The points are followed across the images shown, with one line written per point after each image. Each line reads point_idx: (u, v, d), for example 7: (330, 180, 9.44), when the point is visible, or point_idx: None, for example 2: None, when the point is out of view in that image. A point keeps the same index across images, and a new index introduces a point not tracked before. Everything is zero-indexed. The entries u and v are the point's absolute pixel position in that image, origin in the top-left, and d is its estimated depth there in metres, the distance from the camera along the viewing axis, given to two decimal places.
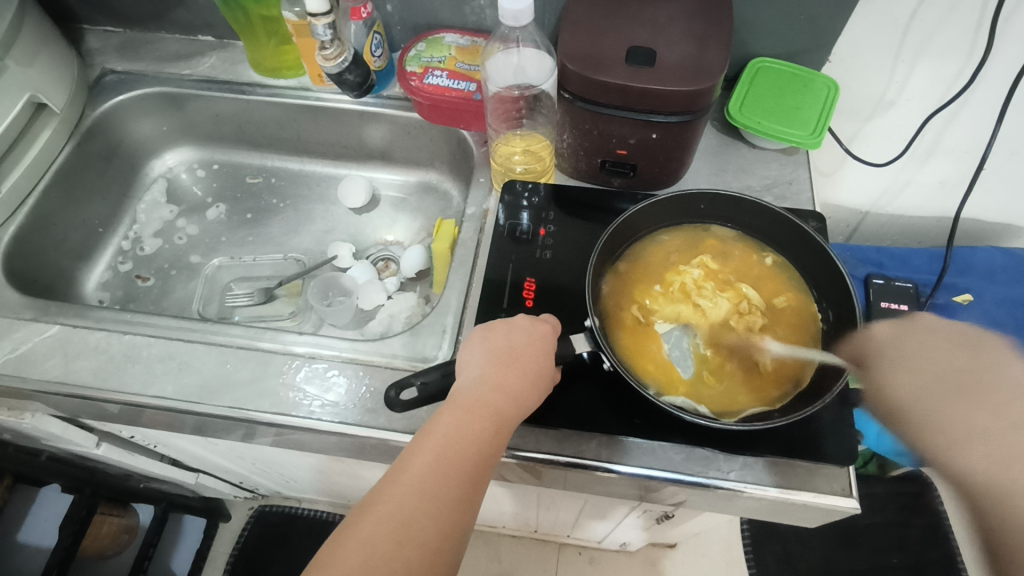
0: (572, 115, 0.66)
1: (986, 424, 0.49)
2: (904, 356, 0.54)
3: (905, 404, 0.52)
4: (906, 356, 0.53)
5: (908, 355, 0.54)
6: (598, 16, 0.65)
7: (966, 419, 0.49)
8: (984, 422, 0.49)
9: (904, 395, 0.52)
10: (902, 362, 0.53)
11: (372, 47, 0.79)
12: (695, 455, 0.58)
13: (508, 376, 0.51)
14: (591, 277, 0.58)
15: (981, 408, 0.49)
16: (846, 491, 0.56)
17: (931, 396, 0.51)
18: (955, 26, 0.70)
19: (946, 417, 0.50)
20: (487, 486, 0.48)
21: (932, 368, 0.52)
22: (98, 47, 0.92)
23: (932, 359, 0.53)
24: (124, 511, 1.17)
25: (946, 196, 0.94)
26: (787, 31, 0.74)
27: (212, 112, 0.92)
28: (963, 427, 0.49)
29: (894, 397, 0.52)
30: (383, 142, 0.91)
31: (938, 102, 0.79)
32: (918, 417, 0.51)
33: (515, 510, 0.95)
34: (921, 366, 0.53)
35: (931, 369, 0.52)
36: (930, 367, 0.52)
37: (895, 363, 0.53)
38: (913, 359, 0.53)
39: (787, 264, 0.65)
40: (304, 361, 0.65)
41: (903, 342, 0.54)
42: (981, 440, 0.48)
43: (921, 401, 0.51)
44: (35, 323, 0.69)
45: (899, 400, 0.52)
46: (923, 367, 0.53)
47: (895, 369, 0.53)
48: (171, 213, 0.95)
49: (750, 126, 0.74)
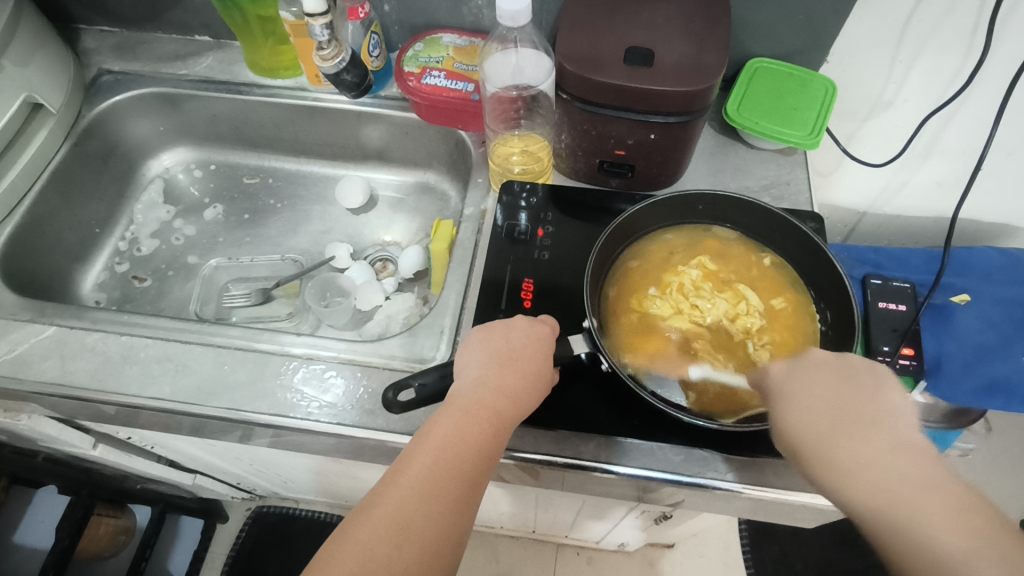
0: (570, 115, 0.66)
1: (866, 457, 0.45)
2: (795, 392, 0.51)
3: (801, 443, 0.48)
4: (800, 392, 0.51)
5: (801, 392, 0.51)
6: (596, 16, 0.65)
7: (854, 454, 0.45)
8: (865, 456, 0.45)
9: (795, 437, 0.48)
10: (791, 400, 0.51)
11: (370, 47, 0.79)
12: (694, 455, 0.58)
13: (508, 377, 0.51)
14: (590, 277, 0.58)
15: (863, 438, 0.46)
16: None
17: (820, 433, 0.48)
18: (953, 26, 0.70)
19: (833, 454, 0.46)
20: (486, 487, 0.48)
21: (824, 403, 0.49)
22: (94, 47, 0.91)
23: (824, 397, 0.49)
24: (121, 512, 1.17)
25: (943, 196, 0.94)
26: (784, 31, 0.75)
27: (209, 112, 0.92)
28: (846, 462, 0.45)
29: (789, 435, 0.49)
30: (381, 142, 0.91)
31: (936, 103, 0.79)
32: (812, 459, 0.47)
33: (513, 510, 0.95)
34: (813, 406, 0.49)
35: (820, 406, 0.49)
36: (816, 401, 0.49)
37: (787, 402, 0.51)
38: (804, 396, 0.50)
39: (786, 266, 0.65)
40: (302, 362, 0.65)
41: (794, 379, 0.52)
42: (863, 475, 0.44)
43: (809, 439, 0.48)
44: (32, 324, 0.68)
45: (792, 440, 0.49)
46: (813, 404, 0.49)
47: (787, 406, 0.50)
48: (168, 214, 0.95)
49: (748, 126, 0.74)
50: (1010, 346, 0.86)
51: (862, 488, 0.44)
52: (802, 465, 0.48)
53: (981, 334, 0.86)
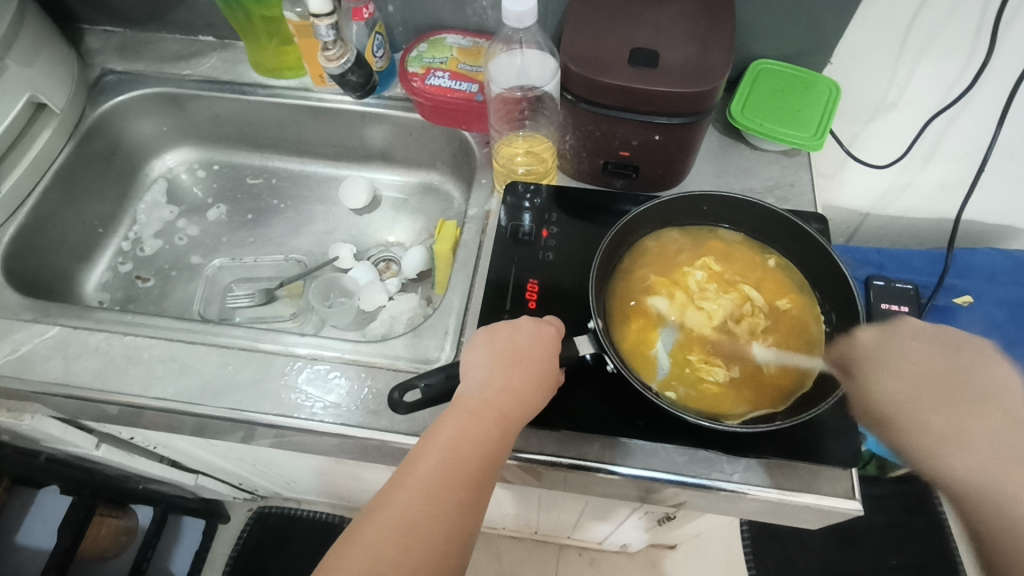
0: (575, 116, 0.66)
1: (966, 430, 0.49)
2: (888, 359, 0.53)
3: (892, 409, 0.51)
4: (896, 359, 0.53)
5: (897, 359, 0.53)
6: (601, 17, 0.65)
7: (951, 425, 0.49)
8: (965, 428, 0.49)
9: (894, 403, 0.52)
10: (885, 366, 0.53)
11: (374, 48, 0.79)
12: (698, 456, 0.58)
13: (513, 378, 0.51)
14: (594, 277, 0.58)
15: (961, 411, 0.50)
16: (849, 493, 0.56)
17: (917, 400, 0.51)
18: (956, 28, 0.70)
19: (927, 423, 0.50)
20: (492, 489, 0.48)
21: (919, 372, 0.52)
22: (98, 47, 0.91)
23: (919, 366, 0.53)
24: (123, 512, 1.17)
25: (946, 198, 0.94)
26: (788, 32, 0.75)
27: (213, 112, 0.92)
28: (944, 431, 0.49)
29: (881, 402, 0.52)
30: (384, 143, 0.91)
31: (940, 105, 0.79)
32: (905, 426, 0.50)
33: (516, 511, 0.95)
34: (907, 369, 0.52)
35: (917, 373, 0.52)
36: (914, 368, 0.53)
37: (883, 367, 0.53)
38: (901, 363, 0.53)
39: (791, 266, 0.65)
40: (306, 362, 0.65)
41: (889, 344, 0.54)
42: (966, 446, 0.48)
43: (905, 405, 0.51)
44: (35, 324, 0.68)
45: (886, 405, 0.52)
46: (907, 372, 0.52)
47: (882, 371, 0.53)
48: (171, 214, 0.95)
49: (752, 127, 0.74)
50: (1011, 347, 0.89)
51: (953, 458, 0.47)
52: (890, 432, 0.51)
53: (983, 336, 0.89)
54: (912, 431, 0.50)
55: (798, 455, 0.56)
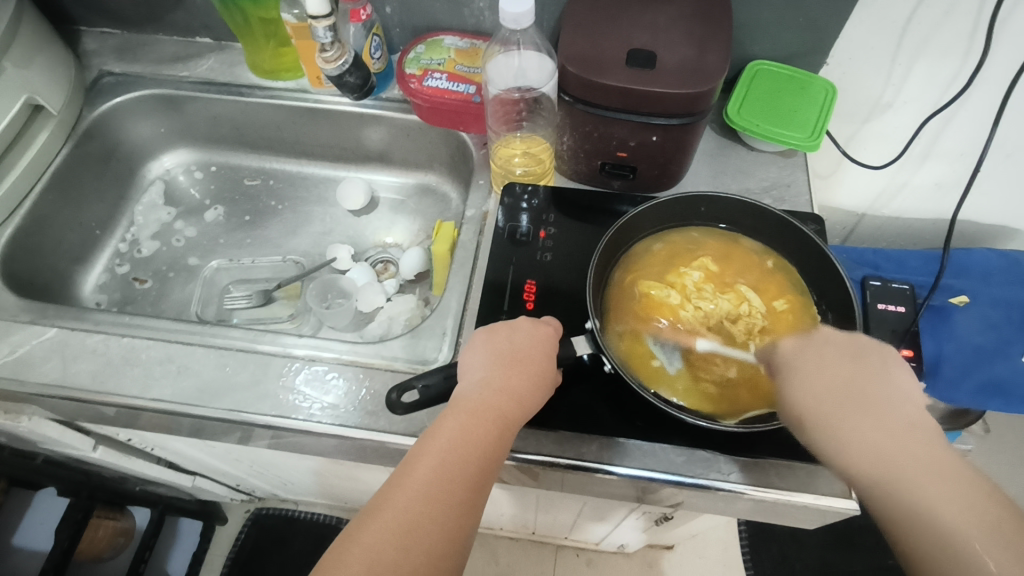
0: (573, 117, 0.66)
1: (867, 428, 0.48)
2: (802, 368, 0.54)
3: (805, 416, 0.51)
4: (808, 368, 0.53)
5: (808, 370, 0.53)
6: (598, 18, 0.65)
7: (852, 423, 0.49)
8: (865, 426, 0.48)
9: (804, 404, 0.51)
10: (800, 371, 0.54)
11: (372, 49, 0.79)
12: (696, 457, 0.58)
13: (512, 379, 0.51)
14: (592, 278, 0.58)
15: (867, 412, 0.49)
16: (846, 492, 0.56)
17: (824, 407, 0.50)
18: (952, 29, 0.71)
19: (836, 431, 0.49)
20: (490, 489, 0.48)
21: (832, 380, 0.52)
22: (95, 49, 0.91)
23: (832, 373, 0.52)
24: (120, 514, 1.16)
25: (942, 198, 0.94)
26: (784, 33, 0.75)
27: (210, 114, 0.92)
28: (851, 437, 0.48)
29: (795, 410, 0.52)
30: (382, 144, 0.91)
31: (935, 105, 0.79)
32: (819, 431, 0.50)
33: (514, 512, 0.95)
34: (820, 374, 0.52)
35: (828, 381, 0.52)
36: (824, 378, 0.52)
37: (795, 377, 0.54)
38: (813, 371, 0.53)
39: (789, 266, 0.65)
40: (303, 363, 0.65)
41: (802, 354, 0.55)
42: (861, 442, 0.48)
43: (814, 405, 0.51)
44: (33, 325, 0.68)
45: (795, 410, 0.52)
46: (821, 378, 0.52)
47: (794, 379, 0.53)
48: (168, 216, 0.95)
49: (749, 128, 0.75)
50: (1005, 347, 0.88)
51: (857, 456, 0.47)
52: (808, 439, 0.50)
53: (980, 336, 0.88)
54: (818, 429, 0.50)
55: (795, 454, 0.56)
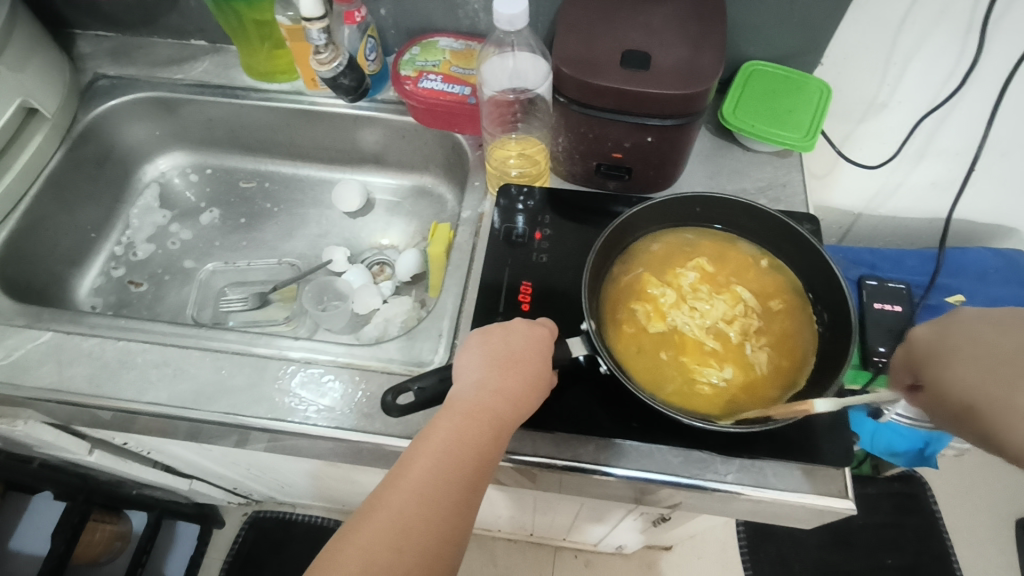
0: (567, 118, 0.66)
1: None
2: (954, 350, 0.40)
3: (980, 409, 0.37)
4: (963, 350, 0.39)
5: (961, 349, 0.39)
6: (592, 19, 0.65)
7: None
8: None
9: (969, 403, 0.38)
10: (953, 359, 0.39)
11: (367, 51, 0.79)
12: (692, 457, 0.58)
13: (507, 380, 0.51)
14: (588, 280, 0.58)
15: None
16: (842, 492, 0.56)
17: (1000, 403, 0.36)
18: (946, 29, 0.71)
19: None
20: (485, 491, 0.48)
21: (998, 357, 0.38)
22: (89, 52, 0.91)
23: (994, 346, 0.38)
24: (117, 518, 1.16)
25: (937, 198, 0.94)
26: (778, 33, 0.75)
27: (205, 116, 0.92)
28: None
29: (960, 403, 0.38)
30: (378, 146, 0.91)
31: (930, 104, 0.80)
32: (1000, 427, 0.36)
33: (511, 514, 0.95)
34: (980, 360, 0.38)
35: (990, 359, 0.38)
36: (986, 354, 0.38)
37: (952, 364, 0.39)
38: (969, 353, 0.39)
39: (783, 267, 0.65)
40: (299, 366, 0.65)
41: (954, 336, 0.40)
42: None
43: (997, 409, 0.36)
44: (28, 329, 0.68)
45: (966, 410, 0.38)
46: (984, 357, 0.38)
47: (952, 369, 0.39)
48: (164, 218, 0.95)
49: (744, 128, 0.75)
50: None
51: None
52: (980, 435, 0.37)
53: None
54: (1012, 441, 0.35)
55: (791, 454, 0.56)
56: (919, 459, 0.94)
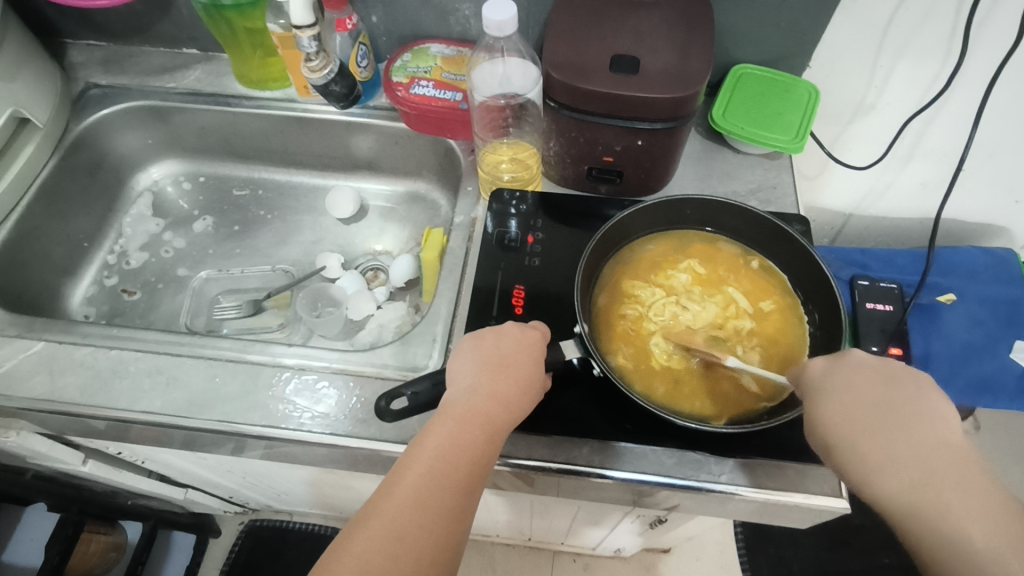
0: (558, 122, 0.67)
1: (900, 456, 0.45)
2: (832, 386, 0.49)
3: (835, 441, 0.47)
4: (836, 391, 0.49)
5: (838, 388, 0.49)
6: (582, 24, 0.65)
7: (888, 451, 0.45)
8: (900, 454, 0.45)
9: (837, 431, 0.48)
10: (828, 395, 0.49)
11: (359, 58, 0.80)
12: (686, 458, 0.58)
13: (499, 384, 0.51)
14: (580, 282, 0.58)
15: (903, 437, 0.46)
16: (837, 491, 0.57)
17: (858, 431, 0.47)
18: (932, 31, 0.72)
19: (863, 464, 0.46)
20: (480, 495, 0.48)
21: (862, 400, 0.48)
22: (81, 61, 0.91)
23: (861, 394, 0.48)
24: (112, 528, 1.14)
25: (927, 198, 0.95)
26: (767, 37, 0.76)
27: (198, 125, 0.92)
28: (884, 465, 0.45)
29: (825, 436, 0.48)
30: (370, 152, 0.92)
31: (918, 105, 0.80)
32: (848, 458, 0.46)
33: (509, 519, 0.94)
34: (851, 401, 0.48)
35: (853, 401, 0.48)
36: (856, 399, 0.48)
37: (822, 399, 0.49)
38: (841, 392, 0.49)
39: (773, 266, 0.66)
40: (293, 372, 0.65)
41: (833, 376, 0.50)
42: (898, 470, 0.44)
43: (849, 439, 0.47)
44: (20, 339, 0.68)
45: (824, 435, 0.48)
46: (851, 399, 0.48)
47: (825, 403, 0.49)
48: (157, 227, 0.95)
49: (733, 131, 0.75)
50: (995, 344, 0.90)
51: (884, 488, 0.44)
52: (837, 464, 0.47)
53: (967, 333, 0.90)
54: (852, 461, 0.46)
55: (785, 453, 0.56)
56: None
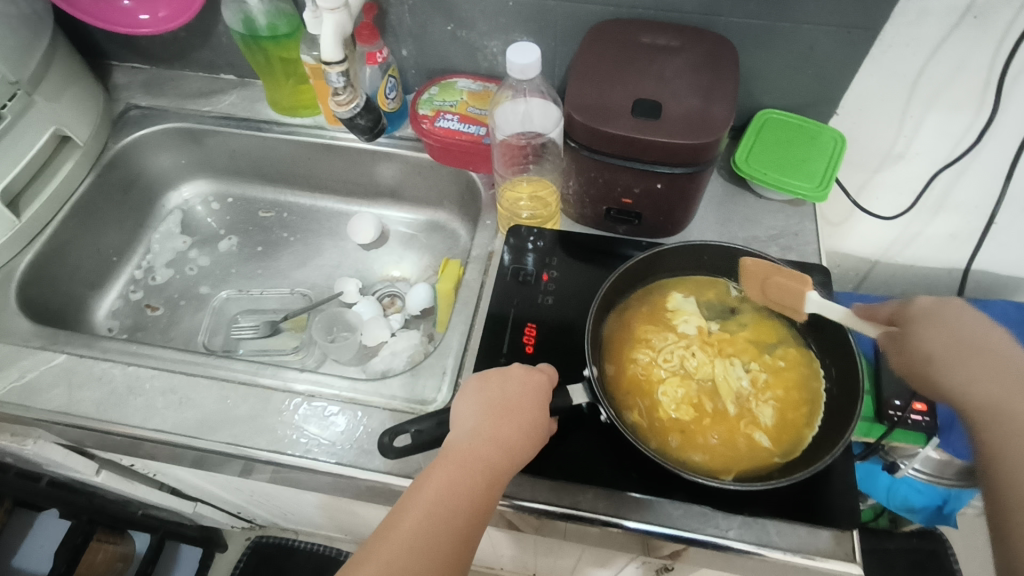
0: (578, 162, 0.67)
1: (981, 389, 0.45)
2: (935, 318, 0.49)
3: (933, 362, 0.48)
4: (946, 322, 0.48)
5: (953, 322, 0.48)
6: (605, 68, 0.66)
7: (970, 382, 0.46)
8: (981, 388, 0.45)
9: (929, 358, 0.48)
10: (933, 322, 0.49)
11: (387, 90, 0.82)
12: (693, 510, 0.57)
13: (501, 428, 0.51)
14: (591, 326, 0.58)
15: (994, 374, 0.45)
16: (850, 556, 0.55)
17: (946, 361, 0.47)
18: (964, 83, 0.71)
19: (954, 377, 0.46)
20: (477, 542, 0.47)
21: (961, 334, 0.47)
22: (124, 83, 0.95)
23: (969, 322, 0.48)
24: (120, 538, 1.15)
25: (956, 248, 0.93)
26: (794, 84, 0.75)
27: (229, 147, 0.95)
28: (962, 388, 0.46)
29: (923, 351, 0.48)
30: (394, 180, 0.93)
31: (947, 157, 0.79)
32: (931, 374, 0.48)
33: (513, 555, 0.92)
34: (955, 334, 0.48)
35: (961, 334, 0.48)
36: (960, 332, 0.48)
37: (924, 328, 0.49)
38: (951, 323, 0.48)
39: (801, 277, 0.57)
40: (303, 399, 0.65)
41: (943, 312, 0.49)
42: (980, 400, 0.45)
43: (935, 362, 0.47)
44: (43, 351, 0.70)
45: (919, 354, 0.48)
46: (958, 331, 0.48)
47: (924, 328, 0.49)
48: (184, 244, 0.97)
49: (756, 176, 0.75)
50: None
51: (980, 393, 0.45)
52: (924, 386, 0.48)
53: None
54: (940, 384, 0.47)
55: (794, 513, 0.54)
56: (937, 516, 0.96)
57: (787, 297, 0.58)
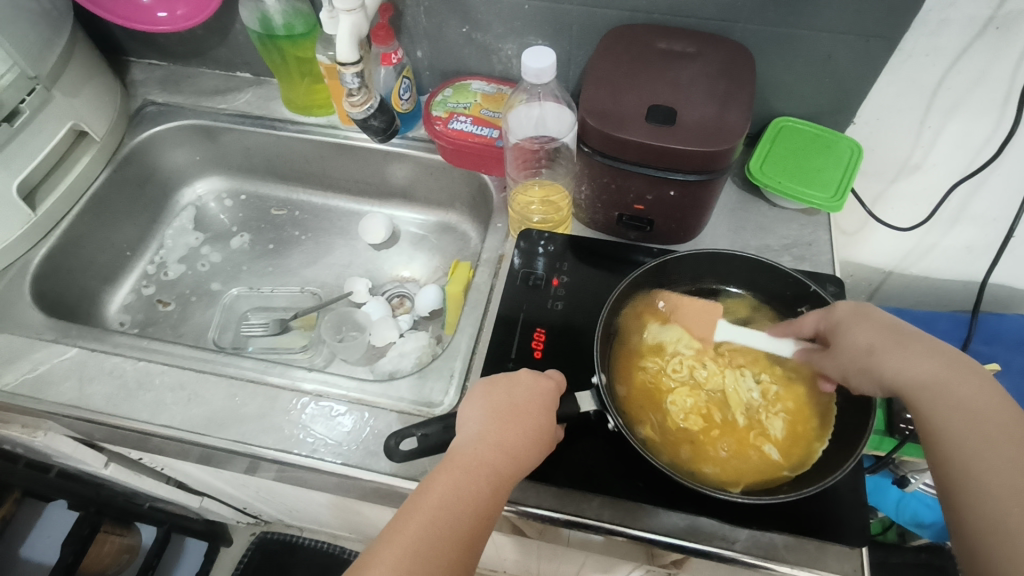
0: (591, 167, 0.67)
1: (916, 372, 0.50)
2: (859, 317, 0.54)
3: (870, 353, 0.52)
4: (870, 319, 0.54)
5: (876, 318, 0.54)
6: (620, 73, 0.66)
7: (905, 366, 0.51)
8: (916, 371, 0.50)
9: (866, 351, 0.52)
10: (860, 320, 0.54)
11: (401, 91, 0.82)
12: (699, 521, 0.56)
13: (507, 435, 0.50)
14: (600, 334, 0.58)
15: (921, 356, 0.51)
16: (858, 572, 0.54)
17: (880, 352, 0.52)
18: (984, 95, 0.70)
19: (891, 364, 0.51)
20: (481, 549, 0.47)
21: (885, 326, 0.53)
22: (142, 79, 0.96)
23: (886, 317, 0.54)
24: (127, 530, 1.18)
25: (973, 261, 0.92)
26: (810, 93, 0.75)
27: (243, 145, 0.95)
28: (899, 373, 0.51)
29: (861, 347, 0.53)
30: (406, 181, 0.93)
31: (965, 169, 0.78)
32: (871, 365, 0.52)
33: (517, 559, 0.92)
34: (881, 327, 0.53)
35: (884, 326, 0.53)
36: (883, 325, 0.53)
37: (854, 326, 0.54)
38: (873, 319, 0.54)
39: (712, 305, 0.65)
40: (311, 398, 0.65)
41: (864, 312, 0.55)
42: (916, 382, 0.50)
43: (872, 353, 0.52)
44: (56, 344, 0.70)
45: (858, 350, 0.53)
46: (881, 325, 0.53)
47: (854, 327, 0.54)
48: (197, 240, 0.98)
49: (770, 185, 0.74)
50: None
51: (914, 375, 0.50)
52: (864, 378, 0.53)
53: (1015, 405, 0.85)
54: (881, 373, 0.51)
55: (801, 528, 0.54)
56: (946, 532, 0.94)
57: (704, 326, 0.64)
